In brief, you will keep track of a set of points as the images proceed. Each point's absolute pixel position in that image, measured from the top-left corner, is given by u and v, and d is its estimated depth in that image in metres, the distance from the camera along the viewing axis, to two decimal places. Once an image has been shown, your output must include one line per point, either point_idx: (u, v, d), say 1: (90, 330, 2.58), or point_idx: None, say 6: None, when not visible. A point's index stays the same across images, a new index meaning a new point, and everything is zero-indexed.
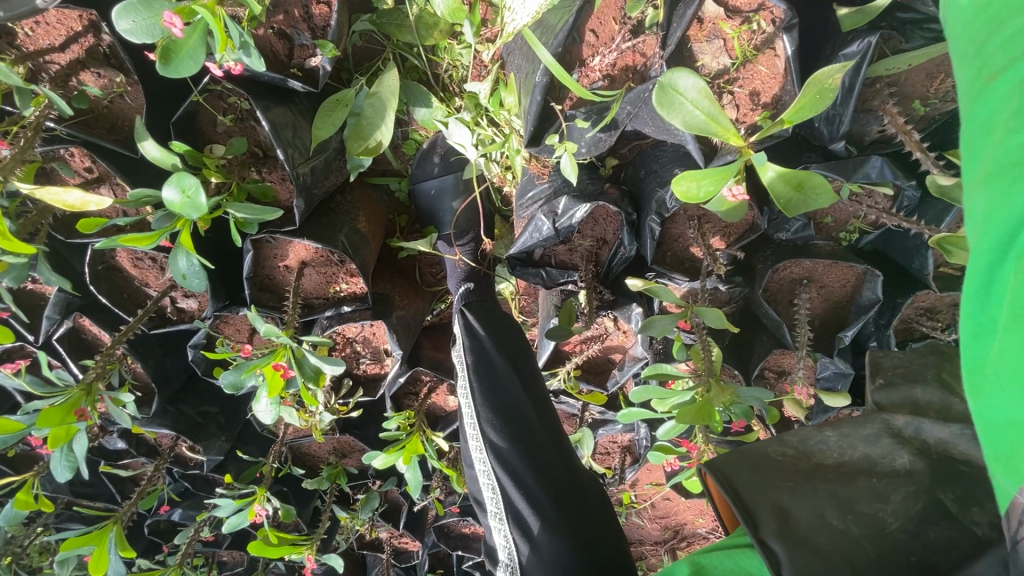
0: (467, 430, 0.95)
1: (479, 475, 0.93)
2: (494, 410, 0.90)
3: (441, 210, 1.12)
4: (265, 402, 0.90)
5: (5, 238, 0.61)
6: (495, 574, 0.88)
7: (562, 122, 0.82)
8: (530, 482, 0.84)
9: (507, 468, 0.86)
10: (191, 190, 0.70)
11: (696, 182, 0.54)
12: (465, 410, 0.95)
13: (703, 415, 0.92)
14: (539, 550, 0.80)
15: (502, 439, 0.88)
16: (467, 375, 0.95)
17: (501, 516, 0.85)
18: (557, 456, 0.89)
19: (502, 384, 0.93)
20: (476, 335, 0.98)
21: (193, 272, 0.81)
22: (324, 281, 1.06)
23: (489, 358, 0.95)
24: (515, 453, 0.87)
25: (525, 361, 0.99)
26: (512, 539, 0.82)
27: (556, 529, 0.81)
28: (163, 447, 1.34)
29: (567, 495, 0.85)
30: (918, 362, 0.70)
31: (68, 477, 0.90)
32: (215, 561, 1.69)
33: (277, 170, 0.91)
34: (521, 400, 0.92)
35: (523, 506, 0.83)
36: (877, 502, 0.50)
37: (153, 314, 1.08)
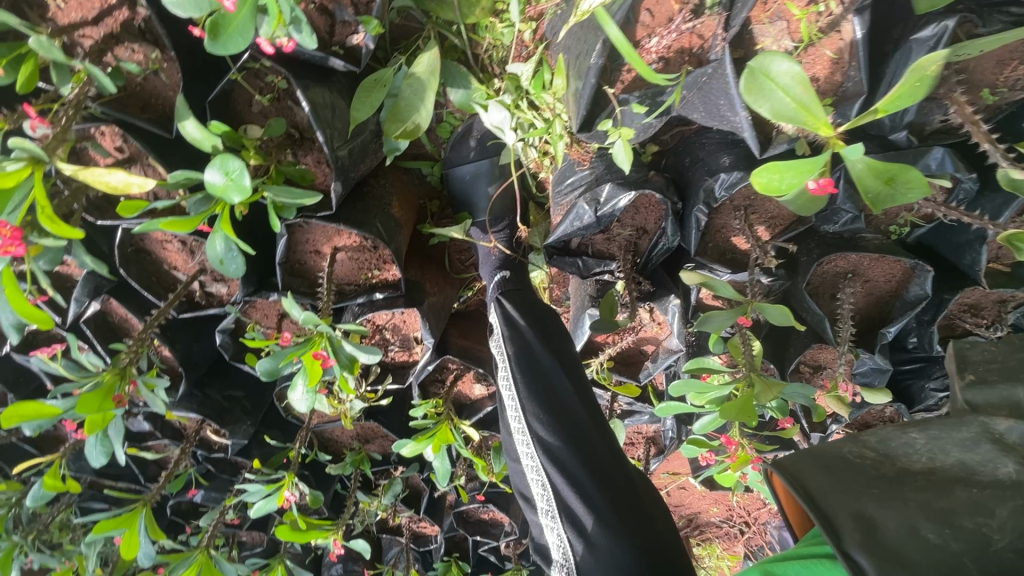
0: (510, 423, 0.93)
1: (525, 471, 0.91)
2: (540, 404, 0.89)
3: (475, 195, 1.10)
4: (302, 391, 0.89)
5: (54, 221, 0.58)
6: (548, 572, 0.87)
7: (615, 107, 0.78)
8: (582, 478, 0.83)
9: (558, 464, 0.84)
10: (235, 172, 0.68)
11: (775, 174, 0.52)
12: (509, 403, 0.94)
13: (747, 411, 0.89)
14: (596, 548, 0.79)
15: (550, 434, 0.86)
16: (510, 368, 0.93)
17: (552, 513, 0.84)
18: (606, 450, 0.88)
19: (547, 378, 0.91)
20: (516, 326, 0.97)
21: (230, 257, 0.79)
22: (356, 266, 1.04)
23: (532, 351, 0.94)
24: (564, 448, 0.85)
25: (567, 353, 0.97)
26: (566, 537, 0.81)
27: (612, 527, 0.80)
28: (188, 430, 1.33)
29: (620, 491, 0.84)
30: (1015, 359, 0.68)
31: (103, 462, 0.89)
32: (236, 541, 1.70)
33: (313, 152, 0.89)
34: (566, 394, 0.91)
35: (576, 504, 0.81)
36: (981, 516, 0.48)
37: (182, 298, 1.06)
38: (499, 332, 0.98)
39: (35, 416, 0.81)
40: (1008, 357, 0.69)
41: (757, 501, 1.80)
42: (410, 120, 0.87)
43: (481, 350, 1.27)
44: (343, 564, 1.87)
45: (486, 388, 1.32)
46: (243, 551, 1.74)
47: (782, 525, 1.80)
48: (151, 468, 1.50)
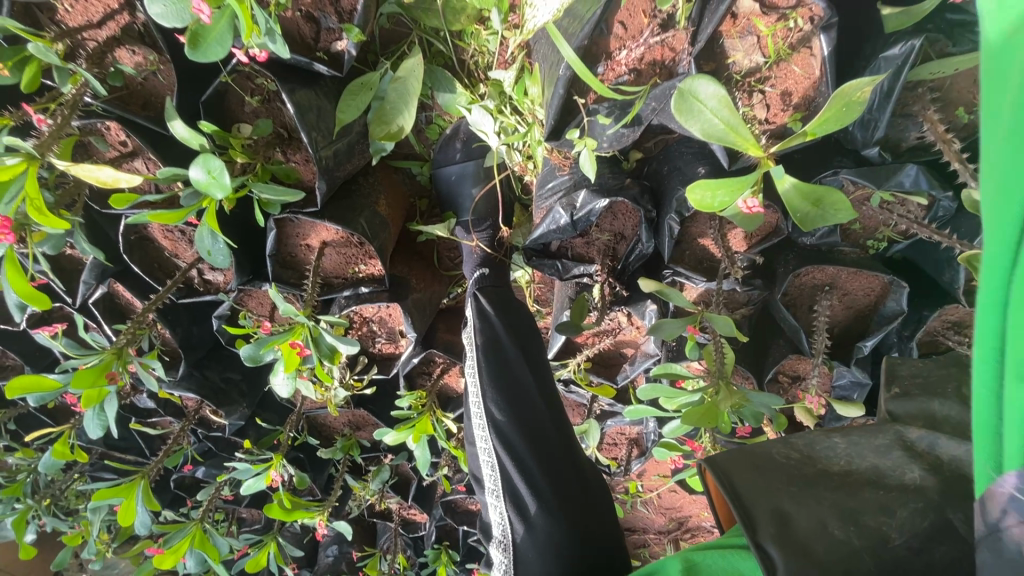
0: (471, 407, 0.96)
1: (479, 452, 0.94)
2: (499, 389, 0.92)
3: (461, 195, 1.13)
4: (282, 376, 0.93)
5: (43, 213, 0.64)
6: (489, 550, 0.90)
7: (584, 117, 0.81)
8: (529, 462, 0.85)
9: (508, 447, 0.87)
10: (217, 171, 0.72)
11: (713, 191, 0.54)
12: (472, 387, 0.97)
13: (709, 417, 0.92)
14: (534, 528, 0.82)
15: (504, 417, 0.89)
16: (475, 353, 0.96)
17: (498, 493, 0.87)
18: (559, 440, 0.90)
19: (510, 366, 0.94)
20: (487, 317, 1.00)
21: (218, 249, 0.84)
22: (344, 261, 1.09)
23: (499, 340, 0.97)
24: (517, 433, 0.88)
25: (534, 346, 1.00)
26: (508, 517, 0.84)
27: (551, 509, 0.82)
28: (189, 409, 1.41)
29: (567, 480, 0.86)
30: (936, 373, 0.68)
31: (100, 434, 0.95)
32: (235, 517, 1.79)
33: (301, 152, 0.93)
34: (527, 383, 0.93)
35: (521, 485, 0.84)
36: (883, 515, 0.48)
37: (181, 285, 1.13)
38: (470, 321, 1.01)
39: (37, 388, 0.88)
40: (929, 372, 0.69)
41: None
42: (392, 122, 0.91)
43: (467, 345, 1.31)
44: (337, 546, 1.95)
45: None
46: (242, 527, 1.83)
47: None
48: (157, 442, 1.59)
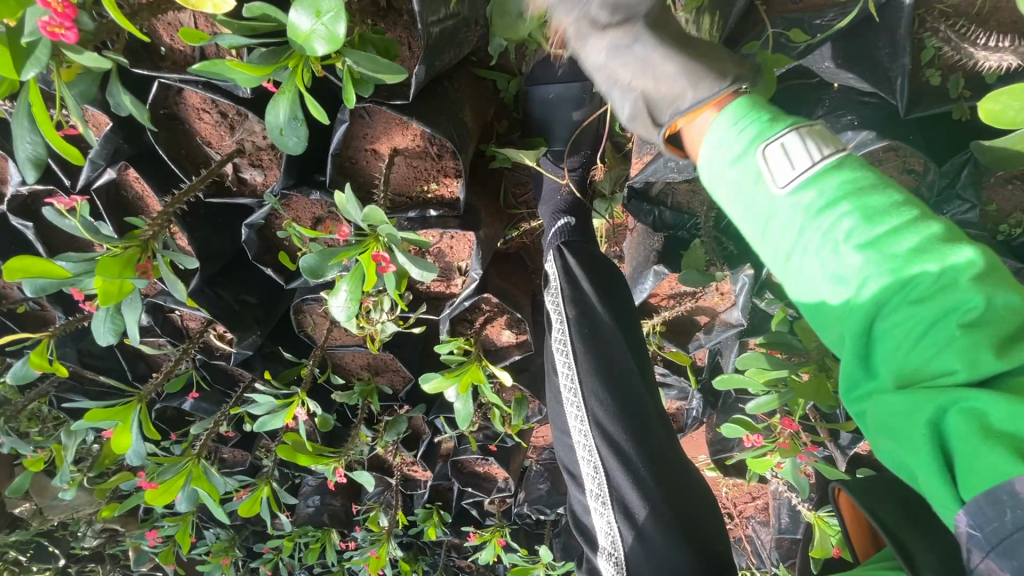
0: (561, 393, 0.81)
1: (569, 441, 0.80)
2: (597, 373, 0.76)
3: (555, 122, 0.99)
4: (344, 297, 0.78)
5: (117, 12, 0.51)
6: (594, 560, 0.76)
7: None
8: (640, 469, 0.71)
9: (612, 445, 0.72)
10: (328, 15, 0.56)
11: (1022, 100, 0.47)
12: (560, 364, 0.81)
13: (819, 394, 0.86)
14: (649, 548, 0.68)
15: (605, 408, 0.74)
16: (566, 325, 0.81)
17: (601, 496, 0.73)
18: (666, 439, 0.76)
19: (610, 350, 0.78)
20: (577, 281, 0.84)
21: (294, 128, 0.67)
22: (412, 176, 0.93)
23: (595, 316, 0.81)
24: (623, 432, 0.73)
25: (631, 322, 0.84)
26: (614, 525, 0.71)
27: (668, 527, 0.68)
28: (192, 331, 1.23)
29: (681, 490, 0.72)
30: None
31: (111, 341, 0.79)
32: (217, 456, 1.62)
33: (398, 28, 0.77)
34: (629, 370, 0.78)
35: (631, 495, 0.70)
36: None
37: (212, 180, 0.94)
38: (556, 287, 0.85)
39: (41, 273, 0.71)
40: None
41: (747, 494, 1.70)
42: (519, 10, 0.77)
43: (521, 295, 1.18)
44: (320, 496, 1.81)
45: (516, 335, 1.23)
46: (223, 468, 1.66)
47: (767, 521, 1.68)
48: (141, 366, 1.40)
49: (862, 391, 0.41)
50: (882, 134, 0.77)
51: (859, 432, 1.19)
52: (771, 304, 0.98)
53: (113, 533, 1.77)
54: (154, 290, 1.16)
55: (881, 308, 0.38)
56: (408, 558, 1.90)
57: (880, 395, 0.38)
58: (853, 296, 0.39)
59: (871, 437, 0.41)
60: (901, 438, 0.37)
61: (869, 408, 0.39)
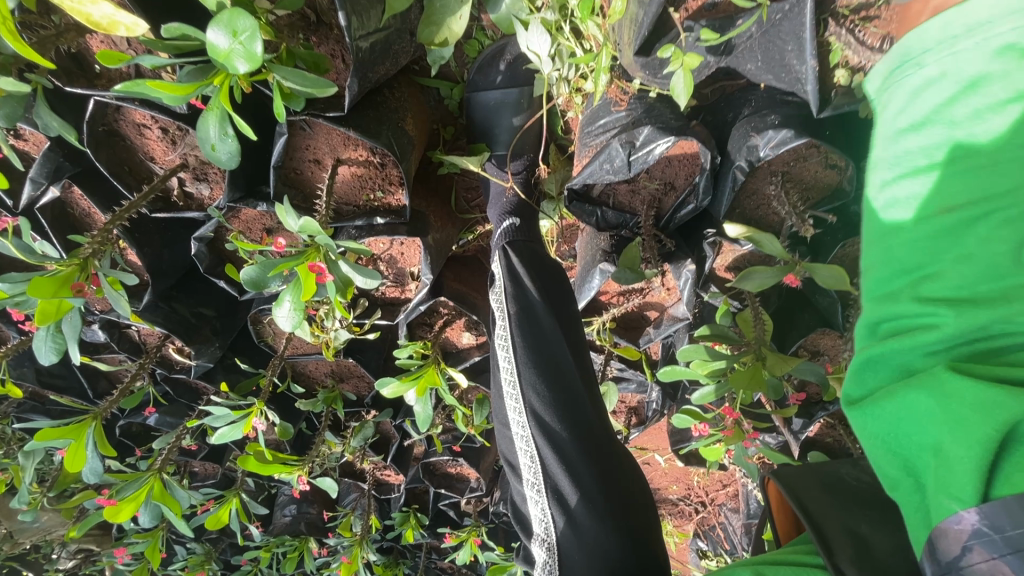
0: (502, 388, 0.81)
1: (511, 435, 0.81)
2: (539, 371, 0.76)
3: (497, 125, 1.01)
4: (288, 307, 0.79)
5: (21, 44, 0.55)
6: (528, 547, 0.77)
7: (679, 33, 0.74)
8: (574, 457, 0.73)
9: (551, 439, 0.73)
10: (244, 34, 0.57)
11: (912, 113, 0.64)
12: (502, 361, 0.81)
13: (755, 381, 0.89)
14: (580, 533, 0.70)
15: (545, 404, 0.75)
16: (507, 323, 0.81)
17: (537, 485, 0.74)
18: (603, 431, 0.78)
19: (548, 343, 0.79)
20: (519, 280, 0.84)
21: (225, 145, 0.68)
22: (357, 185, 0.94)
23: (535, 311, 0.81)
24: (559, 423, 0.74)
25: (570, 316, 0.85)
26: (547, 511, 0.72)
27: (599, 511, 0.71)
28: (149, 346, 1.23)
29: (615, 478, 0.74)
30: None
31: (54, 360, 0.79)
32: (187, 470, 1.61)
33: (329, 41, 0.79)
34: (567, 363, 0.79)
35: (565, 483, 0.71)
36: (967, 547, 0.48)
37: (157, 195, 0.95)
38: (500, 286, 0.85)
39: None
40: None
41: (717, 482, 1.73)
42: (446, 25, 0.78)
43: (476, 297, 1.19)
44: (296, 505, 1.81)
45: (475, 337, 1.25)
46: (193, 481, 1.65)
47: (738, 508, 1.72)
48: (102, 383, 1.39)
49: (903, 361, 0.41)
50: (800, 132, 0.81)
51: (808, 418, 1.23)
52: (715, 296, 1.02)
53: (86, 552, 1.75)
54: (107, 306, 1.16)
55: (990, 275, 0.38)
56: (386, 563, 1.90)
57: (938, 377, 0.37)
58: (980, 265, 0.39)
59: (886, 403, 0.40)
60: (949, 408, 0.36)
61: (915, 382, 0.38)
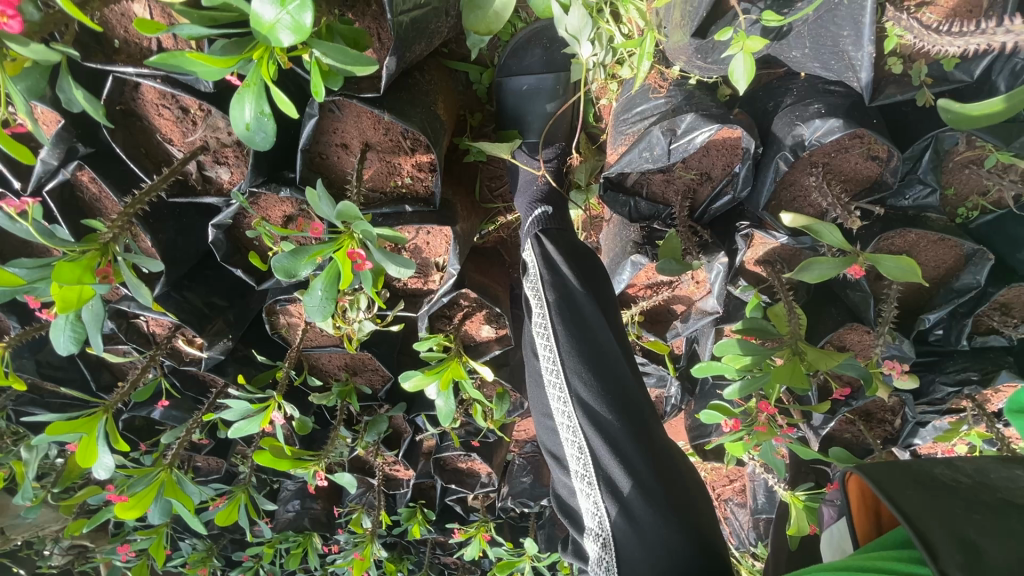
0: (543, 377, 0.79)
1: (556, 427, 0.78)
2: (583, 358, 0.74)
3: (529, 112, 0.98)
4: (320, 297, 0.75)
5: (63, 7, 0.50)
6: (581, 541, 0.75)
7: (733, 16, 0.71)
8: (626, 446, 0.70)
9: (600, 429, 0.71)
10: (294, 4, 0.54)
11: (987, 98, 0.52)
12: (542, 351, 0.79)
13: (796, 377, 0.87)
14: (637, 523, 0.67)
15: (592, 392, 0.72)
16: (547, 313, 0.78)
17: (588, 477, 0.72)
18: (652, 419, 0.75)
19: (591, 331, 0.76)
20: (556, 267, 0.81)
21: (262, 123, 0.64)
22: (386, 171, 0.91)
23: (576, 298, 0.78)
24: (609, 412, 0.72)
25: (609, 304, 0.82)
26: (601, 504, 0.70)
27: (655, 501, 0.68)
28: (158, 337, 1.19)
29: (667, 467, 0.72)
30: None
31: (72, 351, 0.75)
32: (190, 465, 1.57)
33: (366, 20, 0.76)
34: (612, 351, 0.76)
35: (617, 473, 0.69)
36: None
37: (175, 179, 0.91)
38: (536, 275, 0.82)
39: None
40: None
41: (726, 477, 1.72)
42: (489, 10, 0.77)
43: (499, 289, 1.16)
44: (300, 500, 1.77)
45: (496, 330, 1.22)
46: (197, 476, 1.61)
47: (746, 504, 1.72)
48: (105, 376, 1.34)
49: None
50: (848, 122, 0.80)
51: (831, 414, 1.22)
52: (746, 290, 1.01)
53: (81, 549, 1.69)
54: (115, 296, 1.11)
55: None
56: (391, 558, 1.87)
57: None
58: None
59: None
60: None
61: None
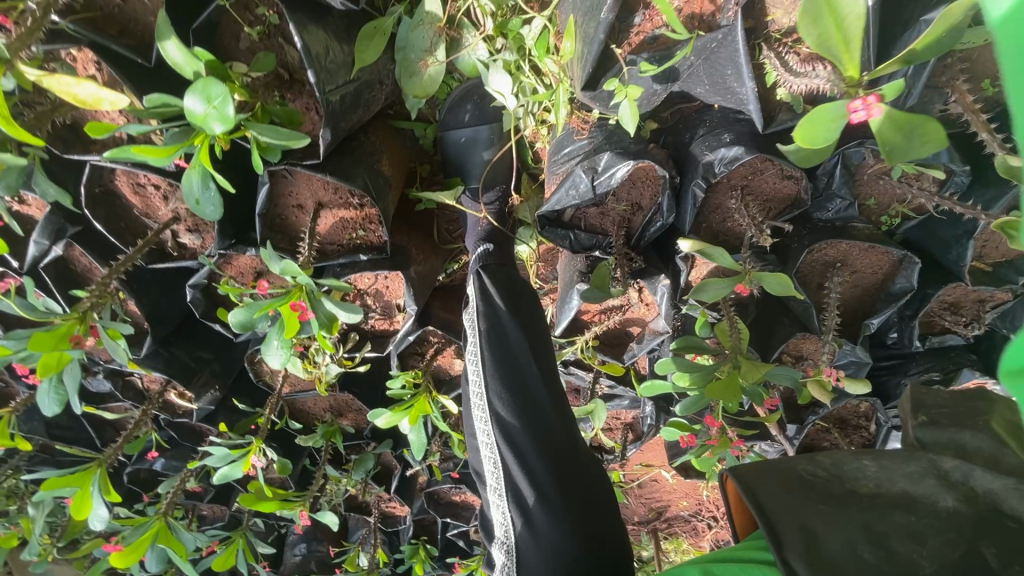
0: (472, 399, 0.85)
1: (480, 444, 0.84)
2: (503, 382, 0.80)
3: (470, 161, 1.06)
4: (276, 345, 0.84)
5: (13, 126, 0.59)
6: (491, 548, 0.80)
7: (622, 67, 0.79)
8: (535, 463, 0.75)
9: (512, 447, 0.76)
10: (218, 99, 0.63)
11: (806, 120, 0.54)
12: (472, 376, 0.85)
13: (731, 390, 0.91)
14: (536, 532, 0.72)
15: (508, 413, 0.78)
16: (477, 341, 0.84)
17: (499, 489, 0.77)
18: (569, 440, 0.80)
19: (514, 358, 0.81)
20: (491, 300, 0.87)
21: (209, 197, 0.73)
22: (340, 226, 1.00)
23: (503, 328, 0.84)
24: (522, 431, 0.77)
25: (538, 332, 0.87)
26: (507, 514, 0.75)
27: (556, 514, 0.73)
28: (151, 392, 1.27)
29: (574, 483, 0.76)
30: None
31: (57, 411, 0.83)
32: (195, 514, 1.63)
33: (302, 97, 0.85)
34: (533, 375, 0.82)
35: (523, 486, 0.74)
36: (914, 542, 0.44)
37: (152, 247, 1.00)
38: (473, 307, 0.88)
39: None
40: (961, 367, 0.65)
41: (724, 496, 1.70)
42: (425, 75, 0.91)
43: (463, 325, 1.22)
44: (305, 544, 1.81)
45: (467, 364, 1.28)
46: (202, 524, 1.67)
47: None
48: (109, 432, 1.42)
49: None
50: (750, 148, 0.86)
51: (801, 424, 1.23)
52: (692, 308, 1.04)
53: None
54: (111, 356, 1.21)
55: None
56: None
57: None
58: None
59: None
60: None
61: None
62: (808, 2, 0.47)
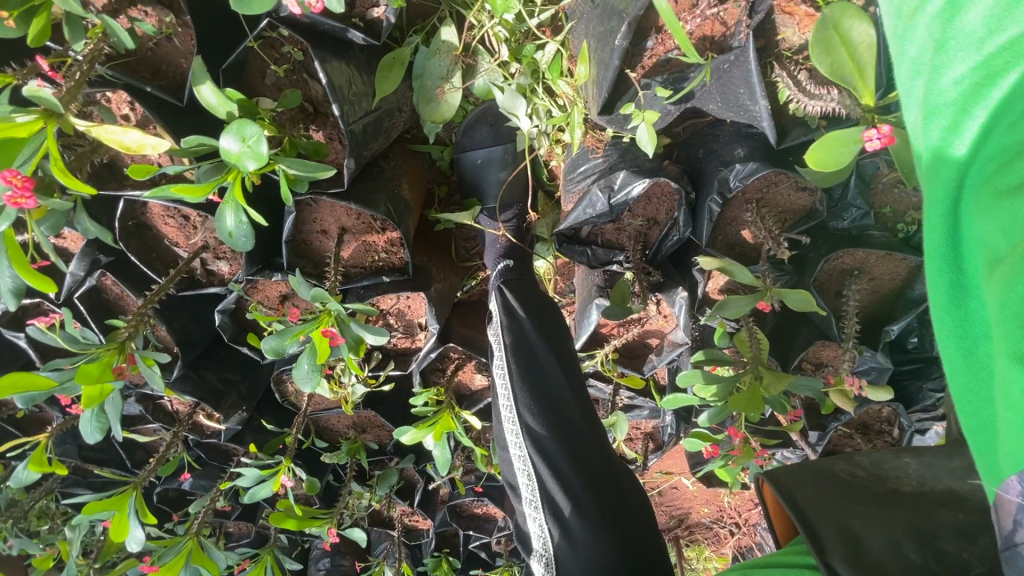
0: (501, 413, 0.87)
1: (511, 459, 0.85)
2: (532, 394, 0.82)
3: (485, 181, 1.09)
4: (307, 369, 0.86)
5: (67, 176, 0.62)
6: (528, 565, 0.79)
7: (636, 90, 0.81)
8: (568, 472, 0.77)
9: (546, 457, 0.78)
10: (252, 139, 0.66)
11: (821, 145, 0.56)
12: (501, 390, 0.87)
13: (755, 401, 0.91)
14: (574, 543, 0.72)
15: (539, 424, 0.80)
16: (504, 355, 0.87)
17: (535, 502, 0.78)
18: (599, 449, 0.82)
19: (541, 370, 0.85)
20: (514, 315, 0.90)
21: (242, 230, 0.76)
22: (363, 249, 1.02)
23: (529, 342, 0.87)
24: (554, 442, 0.79)
25: (563, 345, 0.91)
26: (544, 526, 0.75)
27: (594, 523, 0.74)
28: (181, 414, 1.30)
29: (608, 491, 0.77)
30: None
31: (99, 438, 0.86)
32: (222, 532, 1.66)
33: (326, 128, 0.88)
34: (560, 386, 0.85)
35: (559, 496, 0.75)
36: (962, 542, 0.48)
37: (183, 276, 1.03)
38: (497, 322, 0.91)
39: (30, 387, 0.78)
40: None
41: (748, 502, 1.70)
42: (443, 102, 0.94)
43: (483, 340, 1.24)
44: (330, 559, 1.82)
45: (488, 378, 1.29)
46: (229, 542, 1.70)
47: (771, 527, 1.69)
48: (139, 454, 1.46)
49: (982, 266, 0.30)
50: (764, 163, 0.87)
51: (824, 430, 1.23)
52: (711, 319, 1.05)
53: None
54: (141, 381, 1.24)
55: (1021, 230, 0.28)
56: None
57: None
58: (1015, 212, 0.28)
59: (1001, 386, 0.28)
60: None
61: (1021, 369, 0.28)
62: (820, 33, 0.52)
